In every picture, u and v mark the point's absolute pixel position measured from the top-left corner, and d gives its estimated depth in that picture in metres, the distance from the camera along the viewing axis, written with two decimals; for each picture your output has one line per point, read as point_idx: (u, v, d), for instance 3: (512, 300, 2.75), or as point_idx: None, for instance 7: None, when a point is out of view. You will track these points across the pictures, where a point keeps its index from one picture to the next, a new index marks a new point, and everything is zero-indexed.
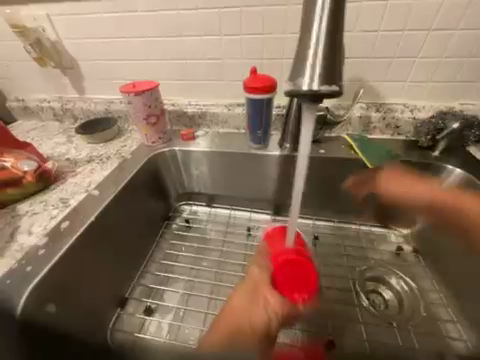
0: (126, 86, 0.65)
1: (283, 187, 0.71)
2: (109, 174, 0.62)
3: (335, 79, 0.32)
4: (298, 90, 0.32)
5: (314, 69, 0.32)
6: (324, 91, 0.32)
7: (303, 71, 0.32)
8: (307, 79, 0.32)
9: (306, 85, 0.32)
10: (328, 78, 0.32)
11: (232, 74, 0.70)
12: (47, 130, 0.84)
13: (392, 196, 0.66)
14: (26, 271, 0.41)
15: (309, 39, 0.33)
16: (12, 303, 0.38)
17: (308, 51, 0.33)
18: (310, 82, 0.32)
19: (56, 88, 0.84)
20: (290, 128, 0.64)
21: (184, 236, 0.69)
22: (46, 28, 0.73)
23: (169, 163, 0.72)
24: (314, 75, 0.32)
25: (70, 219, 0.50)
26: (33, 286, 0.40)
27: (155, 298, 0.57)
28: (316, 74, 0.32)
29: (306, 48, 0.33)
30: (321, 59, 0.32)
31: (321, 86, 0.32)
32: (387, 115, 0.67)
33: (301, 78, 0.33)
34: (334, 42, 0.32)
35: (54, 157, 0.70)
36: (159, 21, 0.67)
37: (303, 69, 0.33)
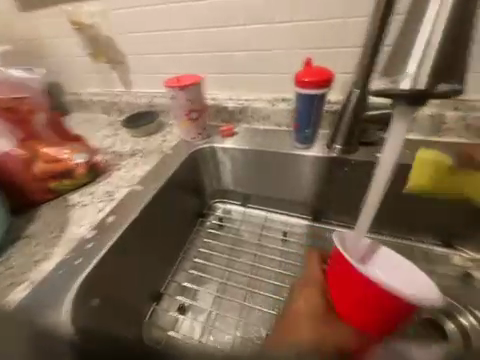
0: (171, 80, 0.64)
1: (327, 193, 0.64)
2: (150, 169, 0.63)
3: (447, 80, 0.32)
4: (400, 86, 0.32)
5: (417, 71, 0.32)
6: (440, 91, 0.32)
7: (402, 72, 0.32)
8: (412, 76, 0.32)
9: (411, 82, 0.31)
10: (439, 78, 0.32)
11: (278, 66, 0.65)
12: (96, 123, 0.89)
13: (465, 213, 0.55)
14: (75, 264, 0.44)
15: (417, 36, 0.32)
16: (64, 294, 0.41)
17: (415, 47, 0.32)
18: (414, 80, 0.31)
19: (105, 82, 0.88)
20: (343, 127, 0.56)
21: (218, 235, 0.67)
22: (100, 24, 0.76)
23: (206, 160, 0.70)
24: (419, 74, 0.31)
25: (115, 214, 0.52)
26: (82, 280, 0.43)
27: (188, 297, 0.57)
28: (422, 75, 0.31)
29: (413, 44, 0.32)
30: (431, 57, 0.31)
31: (437, 86, 0.32)
32: (468, 115, 0.55)
33: (404, 74, 0.32)
34: (448, 42, 0.31)
35: (102, 149, 0.74)
36: (207, 11, 0.64)
37: (407, 65, 0.32)
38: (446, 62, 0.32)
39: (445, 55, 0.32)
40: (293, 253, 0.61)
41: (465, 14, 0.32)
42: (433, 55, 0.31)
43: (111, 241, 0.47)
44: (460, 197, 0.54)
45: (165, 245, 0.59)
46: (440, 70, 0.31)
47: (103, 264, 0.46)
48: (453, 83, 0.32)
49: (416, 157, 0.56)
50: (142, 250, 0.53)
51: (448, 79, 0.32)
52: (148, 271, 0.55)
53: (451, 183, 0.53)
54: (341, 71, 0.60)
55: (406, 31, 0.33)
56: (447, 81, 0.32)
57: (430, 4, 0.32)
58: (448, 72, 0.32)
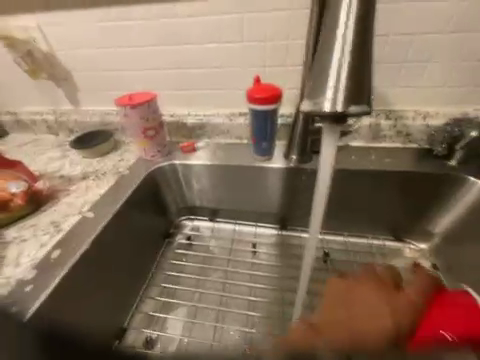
0: (122, 98, 0.61)
1: (290, 201, 0.66)
2: (105, 193, 0.58)
3: (360, 99, 0.35)
4: (321, 110, 0.35)
5: (335, 93, 0.34)
6: (351, 112, 0.34)
7: (323, 94, 0.35)
8: (330, 100, 0.34)
9: (329, 106, 0.34)
10: (352, 99, 0.34)
11: (233, 83, 0.67)
12: (41, 144, 0.80)
13: (406, 209, 0.62)
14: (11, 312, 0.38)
15: (330, 60, 0.35)
16: None
17: (330, 73, 0.35)
18: (332, 103, 0.34)
19: (50, 101, 0.81)
20: (297, 139, 0.60)
21: (186, 254, 0.64)
22: (39, 39, 0.70)
23: (168, 178, 0.69)
24: (337, 98, 0.34)
25: (61, 248, 0.46)
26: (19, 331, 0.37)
27: (156, 328, 0.52)
28: (338, 97, 0.34)
29: (328, 68, 0.35)
30: (343, 82, 0.34)
31: (347, 108, 0.34)
32: (398, 123, 0.63)
33: (323, 98, 0.35)
34: (357, 61, 0.34)
35: (47, 174, 0.66)
36: (156, 29, 0.64)
37: (325, 90, 0.35)
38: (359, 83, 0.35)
39: (354, 78, 0.34)
40: (263, 264, 0.62)
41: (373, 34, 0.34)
42: (344, 80, 0.34)
43: (57, 279, 0.42)
44: (400, 195, 0.61)
45: (127, 273, 0.55)
46: (352, 92, 0.34)
47: (48, 306, 0.40)
48: (362, 103, 0.35)
49: (362, 162, 0.62)
50: (98, 284, 0.48)
51: (359, 99, 0.35)
52: (107, 305, 0.50)
53: (390, 184, 0.61)
54: (290, 87, 0.65)
55: (322, 54, 0.36)
56: (360, 100, 0.35)
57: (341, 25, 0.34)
58: (359, 93, 0.34)
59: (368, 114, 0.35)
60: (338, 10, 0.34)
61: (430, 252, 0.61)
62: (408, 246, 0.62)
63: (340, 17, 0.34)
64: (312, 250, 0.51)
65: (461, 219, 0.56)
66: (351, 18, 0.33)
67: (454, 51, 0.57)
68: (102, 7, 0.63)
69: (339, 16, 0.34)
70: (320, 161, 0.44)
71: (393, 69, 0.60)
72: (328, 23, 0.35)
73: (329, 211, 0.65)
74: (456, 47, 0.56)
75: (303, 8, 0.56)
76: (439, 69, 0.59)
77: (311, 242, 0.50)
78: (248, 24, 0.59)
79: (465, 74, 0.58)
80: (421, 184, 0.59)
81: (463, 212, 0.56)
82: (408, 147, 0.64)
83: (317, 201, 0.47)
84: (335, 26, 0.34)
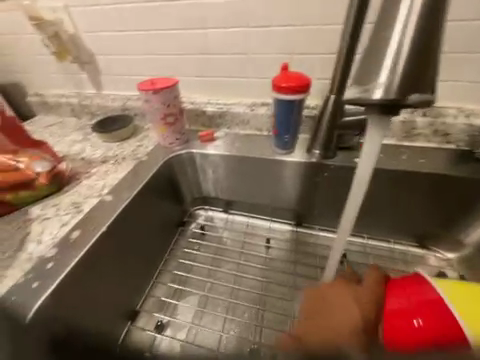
0: (144, 83, 0.60)
1: (308, 197, 0.63)
2: (123, 177, 0.59)
3: (420, 88, 0.30)
4: (372, 98, 0.31)
5: (390, 79, 0.30)
6: (410, 102, 0.30)
7: (375, 80, 0.31)
8: (382, 87, 0.31)
9: (380, 94, 0.31)
10: (409, 89, 0.30)
11: (257, 71, 0.64)
12: (65, 126, 0.83)
13: (436, 215, 0.57)
14: (32, 287, 0.40)
15: (381, 43, 0.31)
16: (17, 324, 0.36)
17: (387, 55, 0.30)
18: (385, 91, 0.31)
19: (74, 84, 0.82)
20: (322, 133, 0.57)
21: (199, 244, 0.64)
22: (65, 21, 0.71)
23: (185, 166, 0.68)
24: (390, 84, 0.30)
25: (80, 229, 0.47)
26: (39, 306, 0.38)
27: (167, 313, 0.53)
28: (395, 83, 0.30)
29: (380, 53, 0.31)
30: (401, 66, 0.30)
31: (407, 97, 0.30)
32: (436, 120, 0.58)
33: (374, 84, 0.31)
34: (422, 42, 0.29)
35: (69, 156, 0.68)
36: (181, 12, 0.61)
37: (378, 75, 0.31)
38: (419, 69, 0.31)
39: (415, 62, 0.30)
40: (276, 259, 0.60)
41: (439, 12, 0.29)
42: (402, 64, 0.30)
43: (75, 260, 0.43)
44: (431, 199, 0.56)
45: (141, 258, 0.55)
46: (409, 79, 0.30)
47: (65, 286, 0.41)
48: (425, 92, 0.31)
49: (391, 161, 0.57)
50: (113, 266, 0.49)
51: (418, 88, 0.30)
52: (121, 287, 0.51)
53: (420, 187, 0.56)
54: (318, 77, 0.61)
55: (372, 38, 0.32)
56: (421, 88, 0.31)
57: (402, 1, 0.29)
58: (417, 82, 0.30)
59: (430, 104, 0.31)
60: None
61: (458, 263, 0.56)
62: (433, 255, 0.58)
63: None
64: (336, 252, 0.48)
65: None
66: None
67: None
68: None
69: None
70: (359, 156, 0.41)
71: None
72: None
73: None
74: None
75: None
76: None
77: (338, 244, 0.47)
78: (278, 7, 0.55)
79: None
80: (457, 188, 0.54)
81: None
82: (444, 148, 0.58)
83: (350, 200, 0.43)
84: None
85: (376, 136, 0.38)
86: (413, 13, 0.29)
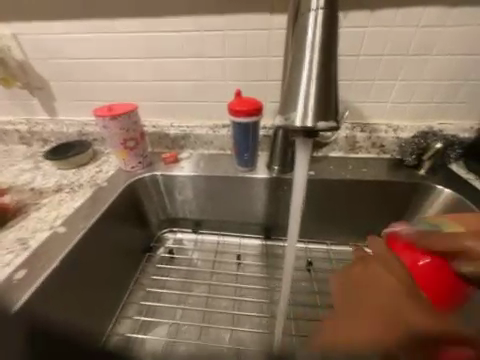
0: (100, 109, 0.60)
1: (273, 210, 0.67)
2: (80, 206, 0.55)
3: (328, 115, 0.36)
4: (293, 125, 0.36)
5: (304, 109, 0.36)
6: (319, 128, 0.36)
7: (294, 110, 0.36)
8: (300, 115, 0.36)
9: (299, 122, 0.36)
10: (322, 115, 0.36)
11: (216, 96, 0.68)
12: (11, 155, 0.76)
13: (383, 217, 0.64)
14: None
15: (299, 79, 0.36)
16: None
17: (300, 90, 0.36)
18: (302, 119, 0.36)
19: (24, 110, 0.77)
20: (278, 150, 0.62)
21: (168, 268, 0.62)
22: (12, 48, 0.68)
23: (149, 189, 0.67)
24: (306, 112, 0.36)
25: (27, 268, 0.42)
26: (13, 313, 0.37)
27: (133, 351, 0.48)
28: (308, 113, 0.36)
29: (298, 85, 0.37)
30: (312, 99, 0.36)
31: (316, 124, 0.36)
32: (372, 135, 0.67)
33: (294, 114, 0.36)
34: (325, 80, 0.36)
35: (16, 187, 0.62)
36: (138, 42, 0.64)
37: (296, 107, 0.36)
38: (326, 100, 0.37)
39: (323, 95, 0.36)
40: (247, 276, 0.61)
41: (332, 57, 0.37)
42: (312, 99, 0.36)
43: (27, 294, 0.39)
44: (377, 203, 0.64)
45: (109, 281, 0.54)
46: (320, 109, 0.36)
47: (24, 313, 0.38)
48: (330, 120, 0.36)
49: (340, 172, 0.64)
50: (77, 293, 0.46)
51: (328, 116, 0.36)
52: (86, 317, 0.48)
53: (366, 193, 0.63)
54: (271, 101, 0.67)
55: (292, 73, 0.37)
56: (329, 115, 0.36)
57: (307, 48, 0.36)
58: (327, 111, 0.36)
59: (335, 129, 0.36)
60: (304, 35, 0.36)
61: None
62: None
63: (307, 40, 0.36)
64: (291, 261, 0.51)
65: None
66: (315, 41, 0.36)
67: (417, 72, 0.62)
68: (81, 19, 0.63)
69: (305, 41, 0.37)
70: (295, 169, 0.46)
71: (366, 86, 0.64)
72: (296, 45, 0.37)
73: (311, 220, 0.66)
74: (418, 68, 0.61)
75: (280, 28, 0.59)
76: (405, 88, 0.64)
77: (290, 254, 0.50)
78: (229, 41, 0.61)
79: (427, 93, 0.64)
80: (394, 192, 0.62)
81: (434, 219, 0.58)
82: (382, 158, 0.68)
83: (293, 214, 0.47)
84: (303, 48, 0.37)
85: (307, 155, 0.44)
86: (313, 60, 0.36)
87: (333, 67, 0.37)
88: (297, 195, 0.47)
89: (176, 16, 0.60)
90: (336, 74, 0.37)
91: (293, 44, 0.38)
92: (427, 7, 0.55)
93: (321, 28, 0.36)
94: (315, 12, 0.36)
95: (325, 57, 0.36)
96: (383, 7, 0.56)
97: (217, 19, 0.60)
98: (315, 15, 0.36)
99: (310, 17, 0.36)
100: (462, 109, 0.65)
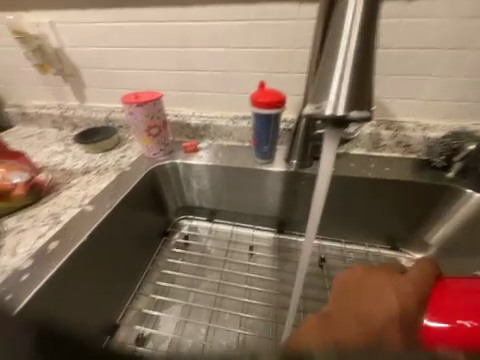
0: (128, 96, 0.62)
1: (288, 205, 0.67)
2: (105, 187, 0.59)
3: (361, 105, 0.35)
4: (323, 114, 0.36)
5: (337, 98, 0.35)
6: (351, 117, 0.35)
7: (325, 98, 0.36)
8: (331, 105, 0.35)
9: (330, 110, 0.35)
10: (355, 104, 0.35)
11: (238, 87, 0.68)
12: (44, 137, 0.81)
13: (404, 219, 0.62)
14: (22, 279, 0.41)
15: (333, 68, 0.36)
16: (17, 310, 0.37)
17: (333, 79, 0.36)
18: (334, 108, 0.35)
19: (58, 95, 0.82)
20: (298, 144, 0.61)
21: (183, 253, 0.65)
22: (50, 36, 0.72)
23: (169, 176, 0.69)
24: (338, 100, 0.35)
25: (58, 240, 0.46)
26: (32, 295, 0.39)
27: (148, 325, 0.52)
28: (341, 102, 0.35)
29: (332, 73, 0.36)
30: (345, 87, 0.35)
31: (348, 113, 0.35)
32: (398, 133, 0.64)
33: (325, 103, 0.36)
34: (361, 67, 0.35)
35: (49, 166, 0.67)
36: (165, 32, 0.65)
37: (328, 94, 0.36)
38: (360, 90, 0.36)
39: (358, 83, 0.35)
40: (259, 267, 0.62)
41: (370, 45, 0.35)
42: (346, 87, 0.35)
43: (52, 271, 0.42)
44: (398, 203, 0.61)
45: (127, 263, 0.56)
46: (353, 98, 0.35)
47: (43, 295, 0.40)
48: (363, 110, 0.36)
49: (361, 169, 0.63)
50: (94, 272, 0.49)
51: (361, 105, 0.35)
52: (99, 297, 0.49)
53: (387, 193, 0.61)
54: (294, 94, 0.66)
55: (326, 61, 0.37)
56: (362, 106, 0.35)
57: (344, 35, 0.35)
58: (359, 100, 0.35)
59: (367, 120, 0.35)
60: (340, 23, 0.35)
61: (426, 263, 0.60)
62: (404, 256, 0.62)
63: (345, 25, 0.35)
64: (305, 255, 0.51)
65: (458, 230, 0.56)
66: (354, 26, 0.35)
67: (454, 67, 0.58)
68: (113, 8, 0.65)
69: (343, 26, 0.35)
70: (319, 160, 0.45)
71: (395, 81, 0.61)
72: (332, 31, 0.36)
73: (327, 217, 0.65)
74: (456, 64, 0.57)
75: (309, 18, 0.58)
76: (439, 84, 0.60)
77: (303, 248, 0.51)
78: (256, 31, 0.61)
79: (464, 90, 0.59)
80: (417, 194, 0.60)
81: (462, 224, 0.55)
82: (407, 158, 0.65)
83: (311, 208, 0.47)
84: (339, 34, 0.36)
85: (333, 146, 0.43)
86: (350, 47, 0.35)
87: (370, 55, 0.35)
88: (317, 189, 0.46)
89: (205, 5, 0.60)
90: (373, 62, 0.36)
91: (330, 30, 0.37)
92: None
93: (360, 14, 0.34)
94: None
95: (363, 45, 0.35)
96: None
97: (245, 8, 0.59)
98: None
99: (351, 1, 0.34)
100: None
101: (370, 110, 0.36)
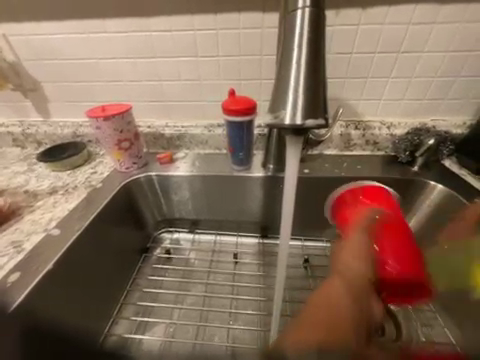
0: (94, 109, 0.60)
1: (269, 208, 0.67)
2: (74, 207, 0.55)
3: (316, 113, 0.36)
4: (281, 123, 0.36)
5: (293, 107, 0.36)
6: (307, 125, 0.36)
7: (283, 108, 0.37)
8: (289, 113, 0.36)
9: (289, 120, 0.36)
10: (311, 113, 0.36)
11: (210, 96, 0.68)
12: (4, 157, 0.75)
13: None
14: None
15: (288, 78, 0.37)
16: None
17: (288, 90, 0.37)
18: (292, 117, 0.36)
19: (17, 112, 0.77)
20: (272, 149, 0.62)
21: (165, 268, 0.62)
22: (4, 49, 0.67)
23: (145, 189, 0.67)
24: (295, 109, 0.36)
25: (20, 271, 0.42)
26: None
27: (130, 351, 0.48)
28: (297, 111, 0.36)
29: (287, 84, 0.37)
30: (301, 96, 0.36)
31: (304, 122, 0.36)
32: (366, 132, 0.68)
33: (283, 112, 0.37)
34: (312, 78, 0.36)
35: (10, 189, 0.62)
36: (130, 42, 0.63)
37: (285, 104, 0.37)
38: (315, 98, 0.37)
39: (310, 92, 0.36)
40: (244, 275, 0.61)
41: (318, 56, 0.37)
42: (301, 97, 0.36)
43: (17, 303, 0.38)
44: None
45: (104, 285, 0.53)
46: (309, 106, 0.36)
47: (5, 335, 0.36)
48: (318, 117, 0.37)
49: (335, 169, 0.65)
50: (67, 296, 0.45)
51: (317, 113, 0.36)
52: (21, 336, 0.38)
53: None
54: (265, 100, 0.68)
55: (281, 72, 0.38)
56: (317, 113, 0.37)
57: (294, 47, 0.37)
58: (315, 109, 0.36)
59: (322, 126, 0.36)
60: (291, 36, 0.37)
61: None
62: None
63: (295, 38, 0.37)
64: (283, 258, 0.52)
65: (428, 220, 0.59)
66: (304, 38, 0.36)
67: (409, 69, 0.62)
68: (72, 19, 0.62)
69: (292, 41, 0.37)
70: (286, 165, 0.46)
71: (359, 83, 0.65)
72: (284, 45, 0.38)
73: (307, 218, 0.66)
74: (410, 66, 0.62)
75: (273, 26, 0.59)
76: (398, 85, 0.64)
77: (281, 253, 0.51)
78: (223, 40, 0.61)
79: (419, 89, 0.64)
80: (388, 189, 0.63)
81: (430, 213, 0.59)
82: (376, 155, 0.68)
83: (285, 212, 0.48)
84: (290, 47, 0.37)
85: (298, 151, 0.44)
86: (302, 59, 0.36)
87: (321, 66, 0.37)
88: (288, 193, 0.47)
89: (169, 16, 0.60)
90: (324, 73, 0.37)
91: (282, 43, 0.38)
92: (418, 4, 0.56)
93: (309, 28, 0.36)
94: (302, 11, 0.36)
95: (313, 56, 0.37)
96: (374, 4, 0.57)
97: (209, 17, 0.59)
98: (302, 14, 0.36)
99: (298, 16, 0.36)
100: (453, 105, 0.66)
101: (326, 117, 0.38)
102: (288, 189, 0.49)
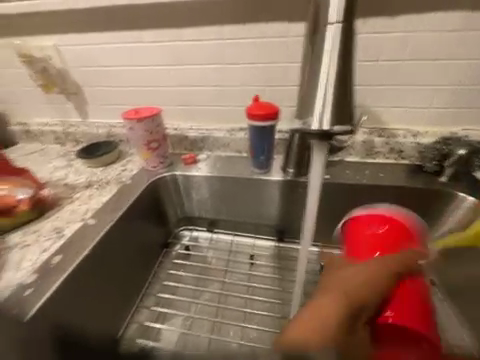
0: (129, 112, 0.65)
1: (287, 212, 0.68)
2: (107, 201, 0.60)
3: (343, 121, 0.38)
4: (309, 129, 0.38)
5: (321, 114, 0.37)
6: (335, 132, 0.37)
7: (312, 115, 0.38)
8: (317, 120, 0.38)
9: (316, 125, 0.37)
10: (338, 120, 0.37)
11: (235, 101, 0.71)
12: (47, 153, 0.84)
13: None
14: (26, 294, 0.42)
15: (317, 87, 0.38)
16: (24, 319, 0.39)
17: (316, 98, 0.38)
18: (319, 123, 0.37)
19: (60, 112, 0.85)
20: (293, 153, 0.63)
21: (184, 264, 0.65)
22: (54, 57, 0.76)
23: (169, 188, 0.71)
24: (323, 116, 0.37)
25: (62, 254, 0.48)
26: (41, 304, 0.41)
27: (150, 339, 0.52)
28: (325, 118, 0.37)
29: (316, 92, 0.38)
30: (329, 104, 0.37)
31: (332, 128, 0.37)
32: (390, 140, 0.66)
33: (311, 119, 0.38)
34: (341, 87, 0.38)
35: (52, 182, 0.69)
36: (164, 51, 0.69)
37: (314, 111, 0.38)
38: (343, 107, 0.38)
39: (339, 100, 0.37)
40: (259, 276, 0.62)
41: (348, 66, 0.38)
42: (330, 105, 0.37)
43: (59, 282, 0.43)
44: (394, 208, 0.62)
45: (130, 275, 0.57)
46: (337, 114, 0.37)
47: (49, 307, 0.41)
48: (346, 125, 0.38)
49: (356, 176, 0.64)
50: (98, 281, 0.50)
51: (344, 121, 0.38)
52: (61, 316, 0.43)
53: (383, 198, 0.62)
54: (287, 106, 0.69)
55: (313, 82, 0.40)
56: (345, 122, 0.38)
57: (323, 58, 0.38)
58: (343, 117, 0.38)
59: (349, 133, 0.37)
60: (322, 48, 0.39)
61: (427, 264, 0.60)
62: None
63: (325, 50, 0.38)
64: (302, 262, 0.52)
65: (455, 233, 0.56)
66: (335, 49, 0.37)
67: (439, 77, 0.61)
68: (115, 30, 0.69)
69: (323, 54, 0.38)
70: (310, 170, 0.47)
71: (384, 91, 0.64)
72: (316, 57, 0.40)
73: (325, 224, 0.66)
74: (440, 74, 0.60)
75: (299, 35, 0.61)
76: (426, 93, 0.63)
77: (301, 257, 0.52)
78: (249, 48, 0.64)
79: (450, 97, 0.62)
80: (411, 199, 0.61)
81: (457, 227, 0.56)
82: (400, 163, 0.67)
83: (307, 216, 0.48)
84: (321, 59, 0.39)
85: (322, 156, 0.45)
86: (332, 69, 0.37)
87: (350, 76, 0.38)
88: (310, 198, 0.47)
89: (200, 27, 0.64)
90: (353, 83, 0.38)
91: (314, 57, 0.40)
92: (450, 12, 0.55)
93: (340, 39, 0.37)
94: (334, 25, 0.37)
95: (344, 68, 0.38)
96: (404, 13, 0.56)
97: (238, 28, 0.63)
98: (335, 27, 0.37)
99: (330, 29, 0.38)
100: None
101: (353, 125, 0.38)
102: (312, 193, 0.50)
